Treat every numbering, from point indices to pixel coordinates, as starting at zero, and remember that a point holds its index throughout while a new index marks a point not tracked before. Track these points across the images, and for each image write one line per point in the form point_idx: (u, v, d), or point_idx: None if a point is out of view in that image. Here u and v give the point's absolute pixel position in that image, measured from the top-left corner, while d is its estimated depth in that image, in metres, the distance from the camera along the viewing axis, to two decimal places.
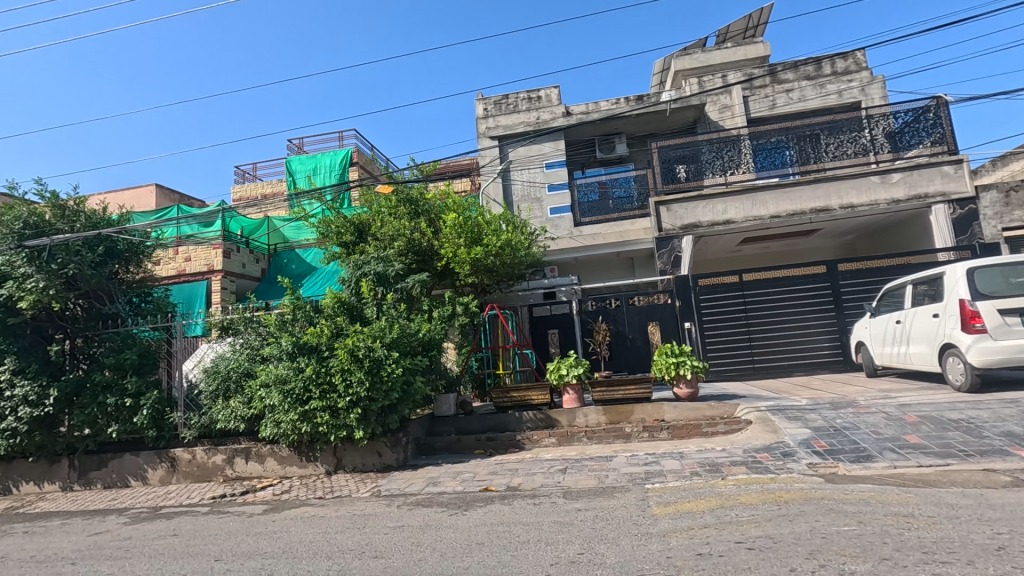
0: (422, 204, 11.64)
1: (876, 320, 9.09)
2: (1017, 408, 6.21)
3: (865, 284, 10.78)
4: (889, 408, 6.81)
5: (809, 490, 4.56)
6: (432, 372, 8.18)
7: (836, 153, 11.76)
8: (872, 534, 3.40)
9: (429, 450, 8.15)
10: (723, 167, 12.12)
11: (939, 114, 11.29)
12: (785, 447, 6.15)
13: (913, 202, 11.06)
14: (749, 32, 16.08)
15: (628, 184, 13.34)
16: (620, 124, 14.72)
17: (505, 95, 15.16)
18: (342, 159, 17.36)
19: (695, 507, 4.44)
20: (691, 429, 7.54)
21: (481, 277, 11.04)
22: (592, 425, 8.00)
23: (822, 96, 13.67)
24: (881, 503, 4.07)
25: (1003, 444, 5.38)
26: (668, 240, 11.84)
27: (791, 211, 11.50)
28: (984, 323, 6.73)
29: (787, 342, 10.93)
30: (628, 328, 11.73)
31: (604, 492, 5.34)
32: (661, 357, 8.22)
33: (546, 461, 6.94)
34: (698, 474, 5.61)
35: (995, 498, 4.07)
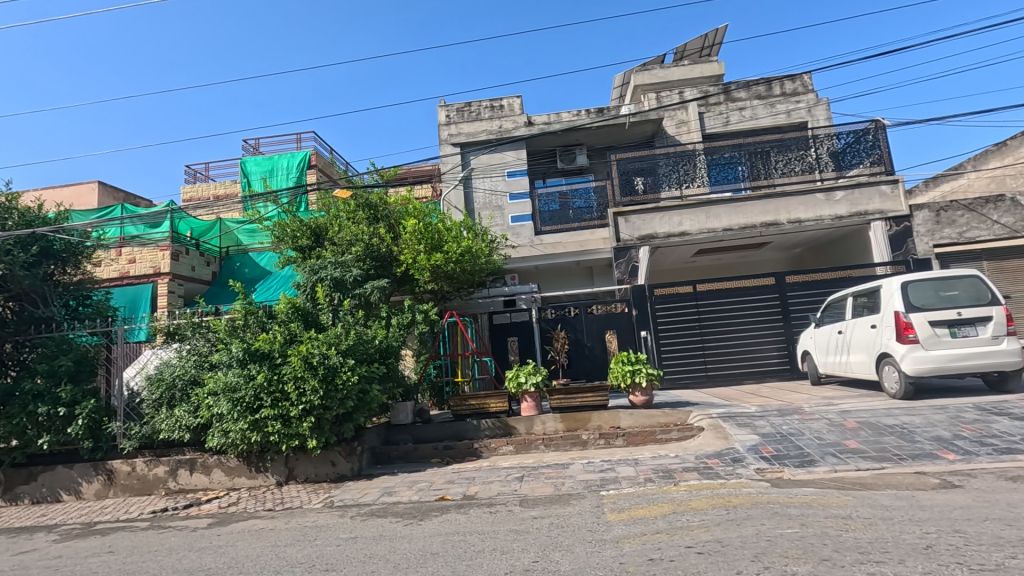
0: (382, 210, 11.53)
1: (821, 331, 9.51)
2: (946, 414, 6.60)
3: (811, 296, 11.28)
4: (831, 414, 7.14)
5: (756, 495, 4.72)
6: (389, 381, 8.07)
7: (784, 169, 12.29)
8: (813, 536, 3.54)
9: (385, 460, 8.01)
10: (679, 181, 12.49)
11: (877, 136, 11.97)
12: (735, 453, 6.36)
13: (854, 219, 11.67)
14: (705, 51, 16.67)
15: (588, 195, 13.59)
16: (581, 135, 14.97)
17: (468, 103, 15.21)
18: (300, 162, 16.99)
19: (648, 513, 4.53)
20: (645, 436, 7.67)
21: (441, 283, 10.97)
22: (549, 432, 8.04)
23: (773, 115, 14.28)
24: (822, 506, 4.25)
25: (933, 448, 5.72)
26: (626, 250, 12.12)
27: (742, 225, 11.94)
28: (916, 333, 7.16)
29: (739, 351, 11.28)
30: (587, 336, 11.91)
31: (560, 499, 5.37)
32: (617, 364, 8.34)
33: (504, 469, 6.92)
34: (652, 480, 5.73)
35: (925, 499, 4.33)
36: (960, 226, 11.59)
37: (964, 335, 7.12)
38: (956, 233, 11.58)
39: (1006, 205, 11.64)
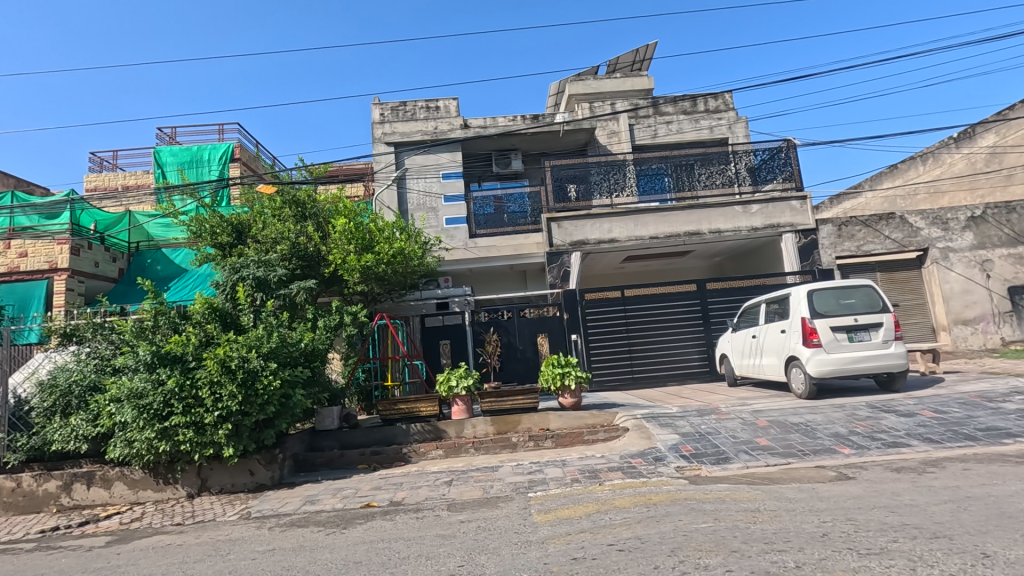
0: (311, 207, 11.09)
1: (737, 335, 10.11)
2: (844, 412, 7.20)
3: (729, 302, 11.95)
4: (744, 413, 7.60)
5: (674, 492, 4.94)
6: (314, 385, 7.77)
7: (707, 182, 12.90)
8: (725, 530, 3.75)
9: (308, 467, 7.72)
10: (610, 190, 12.90)
11: (789, 154, 12.88)
12: (657, 452, 6.63)
13: (768, 230, 12.48)
14: (636, 65, 17.28)
15: (522, 200, 13.73)
16: (517, 141, 15.14)
17: (402, 102, 15.00)
18: (222, 155, 16.06)
19: (573, 513, 4.63)
20: (574, 437, 7.83)
21: (372, 285, 10.69)
22: (480, 436, 8.03)
23: (697, 130, 15.04)
24: (734, 501, 4.50)
25: (832, 444, 6.22)
26: (558, 255, 12.36)
27: (667, 233, 12.50)
28: (820, 337, 7.78)
29: (663, 354, 11.77)
30: (518, 339, 11.99)
31: (488, 502, 5.38)
32: (548, 367, 8.49)
33: (433, 473, 6.84)
34: (578, 481, 5.86)
35: (824, 491, 4.70)
36: (858, 240, 12.71)
37: (859, 339, 7.81)
38: (855, 246, 12.69)
39: (896, 222, 12.86)
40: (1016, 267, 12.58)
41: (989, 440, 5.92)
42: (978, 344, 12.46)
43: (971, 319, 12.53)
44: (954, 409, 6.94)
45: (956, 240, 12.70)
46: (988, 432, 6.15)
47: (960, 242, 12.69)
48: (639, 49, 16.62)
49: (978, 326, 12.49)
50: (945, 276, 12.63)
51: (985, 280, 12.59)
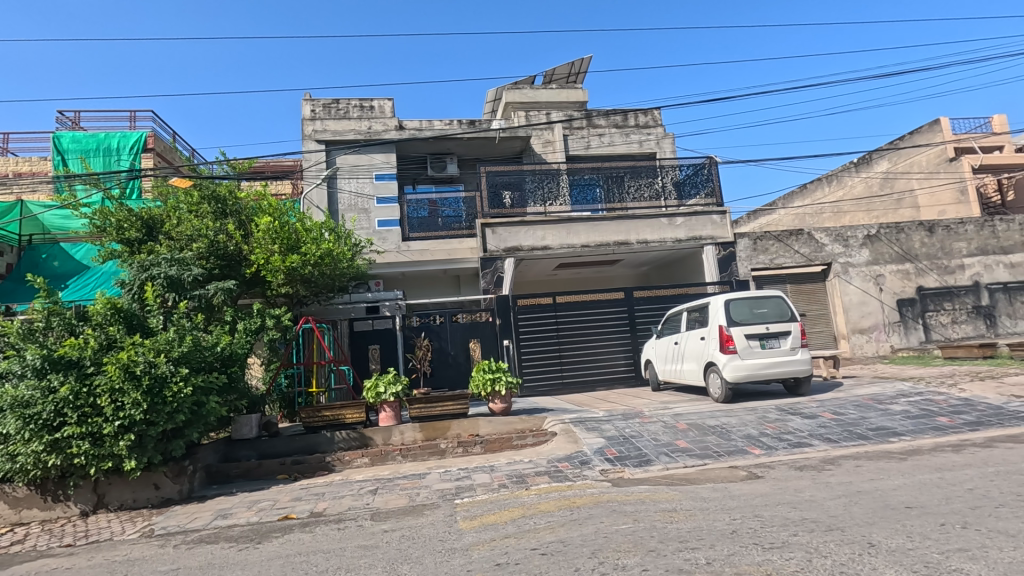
0: (232, 204, 10.46)
1: (661, 342, 10.54)
2: (755, 415, 7.66)
3: (654, 310, 12.43)
4: (666, 417, 7.93)
5: (598, 494, 5.06)
6: (230, 392, 7.34)
7: (636, 195, 13.42)
8: (643, 530, 3.88)
9: (222, 479, 7.30)
10: (543, 198, 13.10)
11: (712, 171, 13.53)
12: (583, 455, 6.77)
13: (691, 242, 13.10)
14: (572, 78, 17.65)
15: (457, 204, 13.63)
16: (452, 145, 15.06)
17: (335, 100, 14.59)
18: (133, 144, 14.92)
19: (499, 518, 4.63)
20: (503, 442, 7.86)
21: (298, 287, 10.26)
22: (408, 443, 7.87)
23: (627, 143, 15.61)
24: (653, 501, 4.68)
25: (744, 445, 6.60)
26: (492, 261, 12.42)
27: (598, 242, 12.85)
28: (735, 344, 8.27)
29: (592, 359, 12.06)
30: (450, 345, 11.91)
31: (413, 510, 5.29)
32: (478, 373, 8.49)
33: (357, 482, 6.64)
34: (506, 486, 5.88)
35: (735, 489, 4.98)
36: (771, 253, 13.63)
37: (770, 346, 8.36)
38: (768, 259, 13.60)
39: (804, 238, 13.88)
40: (904, 282, 13.94)
41: (878, 438, 6.50)
42: (871, 351, 13.68)
43: (866, 328, 13.74)
44: (851, 411, 7.57)
45: (855, 256, 13.90)
46: (877, 431, 6.76)
47: (858, 257, 13.91)
48: (574, 62, 16.99)
49: (872, 335, 13.72)
50: (845, 288, 13.79)
51: (879, 293, 13.86)
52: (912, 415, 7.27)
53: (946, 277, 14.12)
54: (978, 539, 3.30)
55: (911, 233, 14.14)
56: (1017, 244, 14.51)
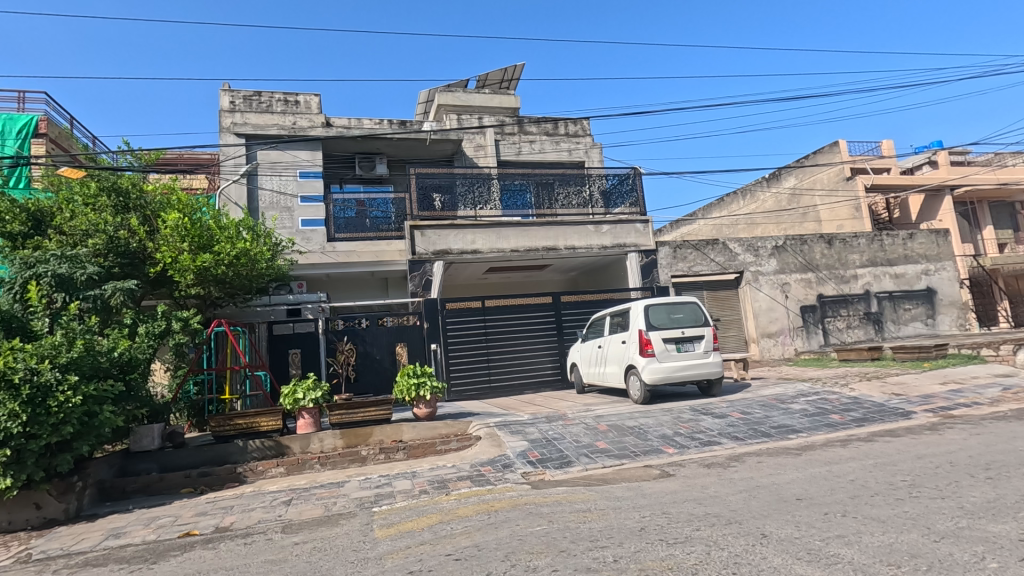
0: (136, 198, 9.73)
1: (585, 345, 10.82)
2: (671, 415, 8.04)
3: (581, 314, 12.74)
4: (588, 419, 8.14)
5: (516, 498, 5.11)
6: (128, 401, 6.78)
7: (565, 202, 13.71)
8: (556, 531, 3.96)
9: (117, 495, 6.74)
10: (474, 202, 13.13)
11: (635, 181, 14.06)
12: (506, 459, 6.81)
13: (616, 249, 13.52)
14: (505, 84, 17.75)
15: (386, 206, 13.30)
16: (382, 145, 14.79)
17: (257, 92, 13.94)
18: (21, 128, 13.51)
19: (416, 525, 4.57)
20: (426, 448, 7.75)
21: (209, 288, 9.68)
22: (327, 450, 7.60)
23: (557, 151, 15.94)
24: (569, 502, 4.79)
25: (659, 444, 6.90)
26: (420, 264, 12.30)
27: (527, 247, 13.00)
28: (653, 348, 8.64)
29: (519, 363, 12.18)
30: (376, 349, 11.61)
31: (328, 520, 5.12)
32: (402, 377, 8.35)
33: (270, 493, 6.33)
34: (426, 492, 5.82)
35: (648, 488, 5.19)
36: (689, 261, 14.36)
37: (685, 350, 8.78)
38: (686, 267, 14.33)
39: (719, 247, 14.71)
40: (806, 290, 15.09)
41: (778, 436, 6.99)
42: (778, 354, 14.67)
43: (774, 332, 14.74)
44: (756, 411, 8.08)
45: (764, 265, 14.89)
46: (778, 429, 7.26)
47: (767, 267, 14.91)
48: (507, 69, 17.08)
49: (778, 338, 14.74)
50: (755, 295, 14.75)
51: (785, 300, 14.92)
52: (808, 413, 7.89)
53: (842, 286, 15.43)
54: (853, 526, 3.62)
55: (813, 245, 15.35)
56: (901, 257, 16.11)
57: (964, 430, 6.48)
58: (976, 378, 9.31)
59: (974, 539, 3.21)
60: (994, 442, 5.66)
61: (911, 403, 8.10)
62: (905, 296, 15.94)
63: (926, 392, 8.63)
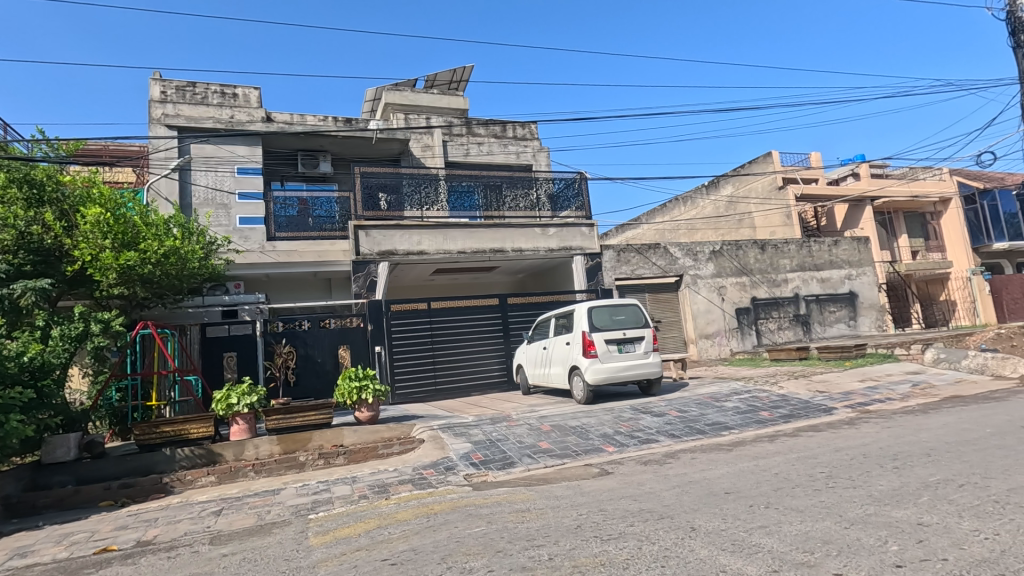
0: (51, 191, 9.04)
1: (531, 347, 10.91)
2: (612, 414, 8.22)
3: (527, 316, 12.84)
4: (531, 420, 8.21)
5: (457, 500, 5.09)
6: (39, 410, 6.32)
7: (512, 204, 13.80)
8: (494, 532, 3.98)
9: (26, 511, 6.22)
10: (420, 203, 13.01)
11: (582, 186, 14.32)
12: (448, 461, 6.78)
13: (562, 252, 13.69)
14: (454, 85, 17.68)
15: (330, 205, 12.98)
16: (326, 142, 14.44)
17: (191, 83, 13.28)
18: None
19: (352, 531, 4.47)
20: (367, 452, 7.58)
21: (134, 288, 9.16)
22: (262, 457, 7.32)
23: (505, 154, 16.02)
24: (509, 503, 4.82)
25: (600, 443, 7.05)
26: (364, 264, 12.05)
27: (474, 249, 12.97)
28: (596, 349, 8.82)
29: (465, 365, 12.13)
30: (318, 352, 11.28)
31: (261, 530, 4.94)
32: (344, 381, 8.17)
33: (199, 504, 6.04)
34: (365, 497, 5.70)
35: (586, 487, 5.29)
36: (632, 264, 14.75)
37: (627, 350, 9.02)
38: (630, 270, 14.72)
39: (661, 251, 15.17)
40: (741, 293, 15.81)
41: (712, 433, 7.29)
42: (715, 354, 15.29)
43: (711, 333, 15.36)
44: (692, 409, 8.40)
45: (702, 269, 15.50)
46: (712, 426, 7.57)
47: (704, 270, 15.52)
48: (456, 70, 17.01)
49: (715, 339, 15.37)
50: (693, 298, 15.32)
51: (721, 302, 15.58)
52: (740, 410, 8.26)
53: (774, 289, 16.25)
54: (774, 516, 3.82)
55: (747, 250, 16.11)
56: (827, 262, 17.16)
57: (877, 423, 6.98)
58: (890, 375, 10.05)
59: (879, 524, 3.46)
60: (903, 434, 6.11)
61: (832, 399, 8.63)
62: (830, 298, 16.98)
63: (845, 389, 9.24)
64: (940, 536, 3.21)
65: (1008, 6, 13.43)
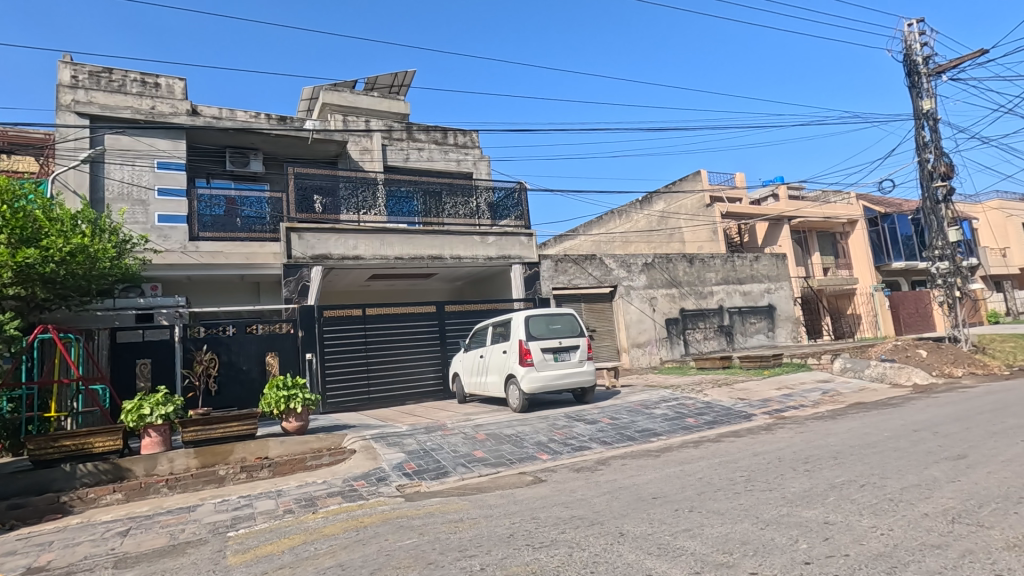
0: None
1: (468, 355, 10.87)
2: (546, 422, 8.32)
3: (464, 324, 12.80)
4: (466, 428, 8.16)
5: (388, 512, 4.97)
6: None
7: (452, 212, 13.75)
8: (426, 543, 3.92)
9: None
10: (357, 207, 12.70)
11: (521, 196, 14.49)
12: (380, 472, 6.61)
13: (500, 260, 13.74)
14: (395, 89, 17.45)
15: (260, 205, 12.39)
16: (257, 140, 13.84)
17: (107, 69, 12.37)
18: None
19: (275, 548, 4.27)
20: (294, 464, 7.26)
21: (33, 289, 8.27)
22: (177, 471, 6.84)
23: (446, 161, 15.95)
24: (441, 513, 4.76)
25: (534, 451, 7.11)
26: (296, 268, 11.61)
27: (412, 255, 12.77)
28: (532, 358, 8.91)
29: (400, 373, 11.91)
30: (243, 359, 10.72)
31: (173, 550, 4.61)
32: (271, 390, 7.81)
33: (103, 524, 5.56)
34: (291, 511, 5.46)
35: (520, 495, 5.31)
36: (569, 274, 15.05)
37: (562, 359, 9.16)
38: (567, 280, 15.00)
39: (597, 262, 15.56)
40: (671, 304, 16.49)
41: (641, 439, 7.53)
42: (645, 363, 15.82)
43: (642, 342, 15.90)
44: (623, 416, 8.64)
45: (635, 280, 16.05)
46: (642, 432, 7.83)
47: (637, 282, 16.08)
48: (397, 74, 16.82)
49: (646, 348, 15.91)
50: (626, 308, 15.82)
51: (653, 313, 16.18)
52: (668, 417, 8.60)
53: (700, 301, 17.07)
54: (697, 519, 3.99)
55: (677, 263, 16.84)
56: (749, 276, 18.22)
57: (791, 429, 7.46)
58: (803, 383, 10.76)
59: (791, 524, 3.69)
60: (813, 439, 6.56)
61: (752, 406, 9.15)
62: (751, 311, 18.03)
63: (763, 396, 9.82)
64: (843, 533, 3.47)
65: (906, 49, 14.89)
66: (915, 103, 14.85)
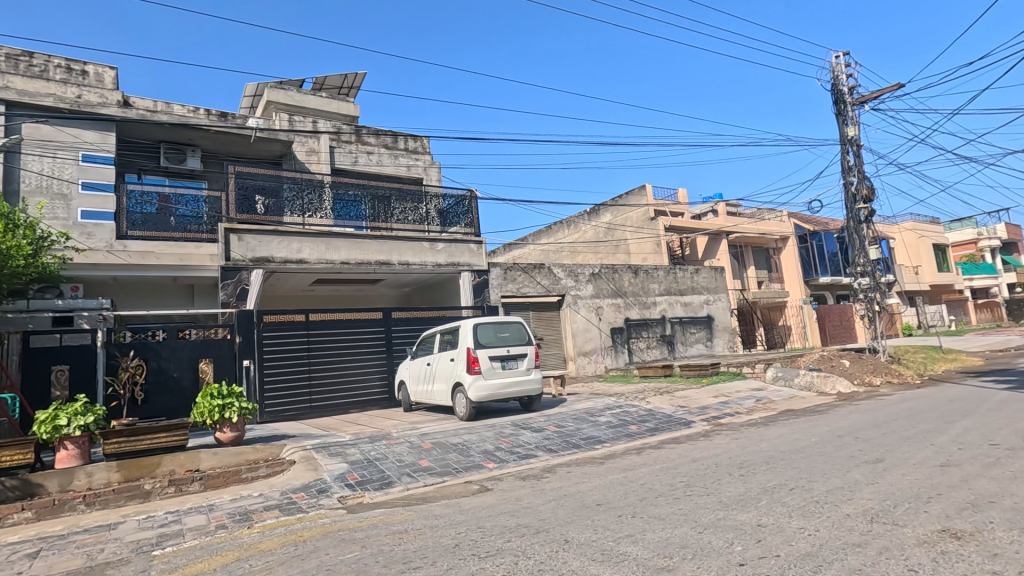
0: None
1: (414, 362, 10.73)
2: (493, 430, 8.30)
3: (411, 331, 12.62)
4: (412, 437, 8.03)
5: (329, 525, 4.82)
6: None
7: (401, 217, 13.58)
8: (369, 556, 3.82)
9: None
10: (302, 209, 12.30)
11: (471, 204, 14.47)
12: (321, 483, 6.39)
13: (449, 267, 13.64)
14: (344, 91, 17.12)
15: (197, 203, 11.79)
16: (195, 136, 13.21)
17: (28, 54, 11.53)
18: None
19: (206, 566, 4.05)
20: (228, 477, 6.91)
21: None
22: (97, 486, 6.37)
23: (396, 165, 15.75)
24: (385, 525, 4.66)
25: (480, 460, 7.08)
26: (235, 271, 11.12)
27: (358, 260, 12.49)
28: (480, 366, 8.88)
29: (344, 381, 11.59)
30: (174, 366, 10.14)
31: (90, 571, 4.28)
32: (203, 399, 7.42)
33: (7, 546, 5.08)
34: (224, 527, 5.19)
35: (466, 504, 5.28)
36: (518, 283, 15.15)
37: (510, 367, 9.19)
38: (515, 288, 15.09)
39: (545, 271, 15.73)
40: (616, 314, 16.90)
41: (586, 447, 7.65)
42: (591, 371, 16.09)
43: (588, 351, 16.17)
44: (569, 424, 8.75)
45: (582, 290, 16.35)
46: (587, 440, 7.95)
47: (584, 291, 16.38)
48: (346, 75, 16.51)
49: (592, 356, 16.20)
50: (573, 317, 16.07)
51: (598, 322, 16.51)
52: (612, 424, 8.77)
53: (644, 311, 17.57)
54: (640, 525, 4.09)
55: (622, 274, 17.29)
56: (689, 287, 18.94)
57: (727, 435, 7.78)
58: (739, 391, 11.24)
59: (727, 527, 3.85)
60: (748, 445, 6.87)
61: (691, 413, 9.47)
62: (692, 321, 18.72)
63: (702, 404, 10.19)
64: (774, 535, 3.64)
65: (833, 79, 15.99)
66: (841, 129, 15.93)
